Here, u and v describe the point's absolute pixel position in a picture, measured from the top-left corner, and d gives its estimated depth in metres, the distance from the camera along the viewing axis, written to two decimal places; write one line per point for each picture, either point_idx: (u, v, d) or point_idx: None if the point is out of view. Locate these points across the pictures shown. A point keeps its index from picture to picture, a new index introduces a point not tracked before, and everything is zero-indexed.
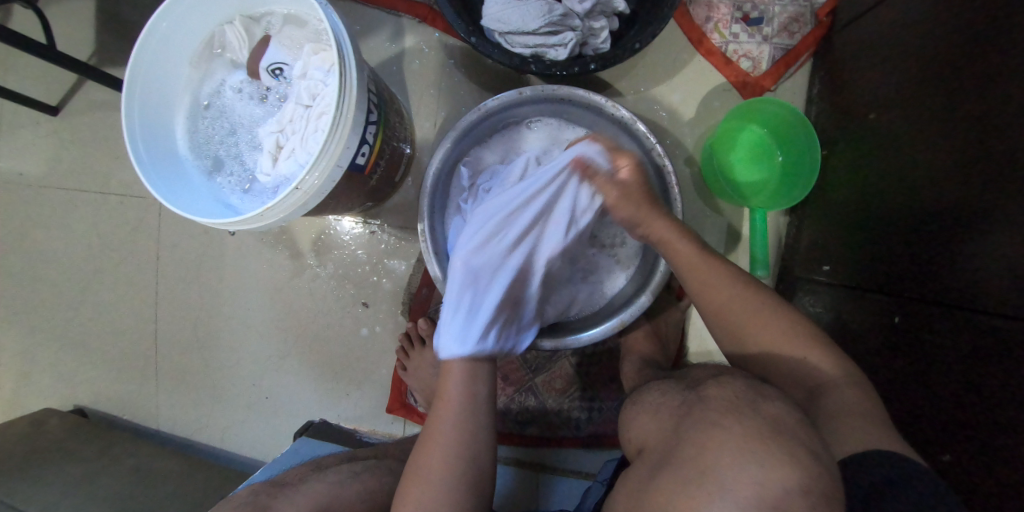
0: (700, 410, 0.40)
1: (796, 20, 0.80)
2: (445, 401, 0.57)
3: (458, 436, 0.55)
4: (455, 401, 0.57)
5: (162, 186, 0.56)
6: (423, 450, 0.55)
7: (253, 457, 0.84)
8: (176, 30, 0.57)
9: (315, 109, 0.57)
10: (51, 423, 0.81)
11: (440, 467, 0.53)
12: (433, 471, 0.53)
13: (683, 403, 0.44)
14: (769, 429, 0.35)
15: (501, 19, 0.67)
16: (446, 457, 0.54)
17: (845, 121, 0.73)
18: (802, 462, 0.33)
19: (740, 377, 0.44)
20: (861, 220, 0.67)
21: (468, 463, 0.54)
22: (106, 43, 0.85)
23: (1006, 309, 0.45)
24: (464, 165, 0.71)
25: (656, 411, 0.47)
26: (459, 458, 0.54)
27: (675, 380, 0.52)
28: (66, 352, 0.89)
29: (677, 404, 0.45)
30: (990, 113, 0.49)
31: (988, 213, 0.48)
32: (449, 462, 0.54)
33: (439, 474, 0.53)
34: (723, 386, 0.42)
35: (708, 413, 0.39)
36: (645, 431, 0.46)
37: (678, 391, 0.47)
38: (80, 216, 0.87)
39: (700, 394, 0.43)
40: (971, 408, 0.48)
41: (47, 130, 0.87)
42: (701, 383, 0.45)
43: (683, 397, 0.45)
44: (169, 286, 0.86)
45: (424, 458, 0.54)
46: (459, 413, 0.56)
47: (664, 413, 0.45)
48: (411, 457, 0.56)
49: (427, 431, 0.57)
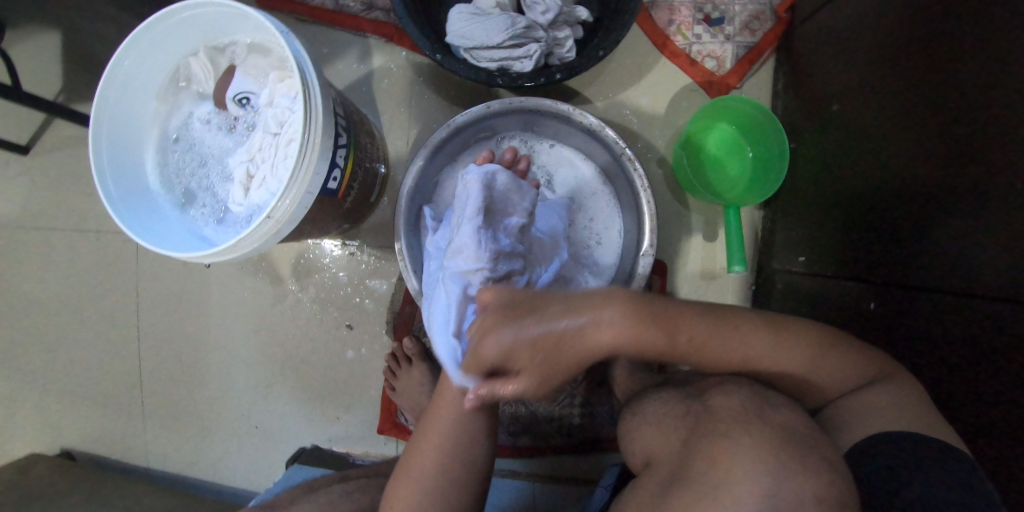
0: (707, 423, 0.41)
1: (757, 18, 0.81)
2: (444, 398, 0.55)
3: (453, 445, 0.54)
4: (455, 404, 0.55)
5: (132, 221, 0.56)
6: (416, 448, 0.55)
7: (246, 488, 0.83)
8: (140, 65, 0.58)
9: (283, 136, 0.57)
10: (36, 469, 0.79)
11: (433, 467, 0.53)
12: (425, 478, 0.53)
13: (686, 414, 0.44)
14: (784, 441, 0.36)
15: (465, 35, 0.68)
16: (437, 458, 0.53)
17: (812, 114, 0.74)
18: (814, 473, 0.34)
19: (739, 382, 0.45)
20: (832, 212, 0.68)
21: (461, 468, 0.54)
22: (75, 80, 0.85)
23: (982, 292, 0.46)
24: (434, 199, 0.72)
25: (659, 421, 0.47)
26: (452, 466, 0.53)
27: (675, 388, 0.52)
28: (48, 394, 0.87)
29: (680, 415, 0.45)
30: (949, 98, 0.50)
31: (954, 195, 0.49)
32: (443, 461, 0.53)
33: (433, 481, 0.52)
34: (728, 395, 0.43)
35: (714, 425, 0.40)
36: (650, 443, 0.46)
37: (681, 399, 0.48)
38: (57, 256, 0.86)
39: (705, 403, 0.44)
40: (958, 386, 0.49)
41: (18, 171, 0.86)
42: (705, 391, 0.46)
43: (687, 406, 0.45)
44: (152, 321, 0.86)
45: (416, 461, 0.54)
46: (455, 413, 0.54)
47: (669, 423, 0.45)
48: (405, 453, 0.56)
49: (423, 425, 0.56)
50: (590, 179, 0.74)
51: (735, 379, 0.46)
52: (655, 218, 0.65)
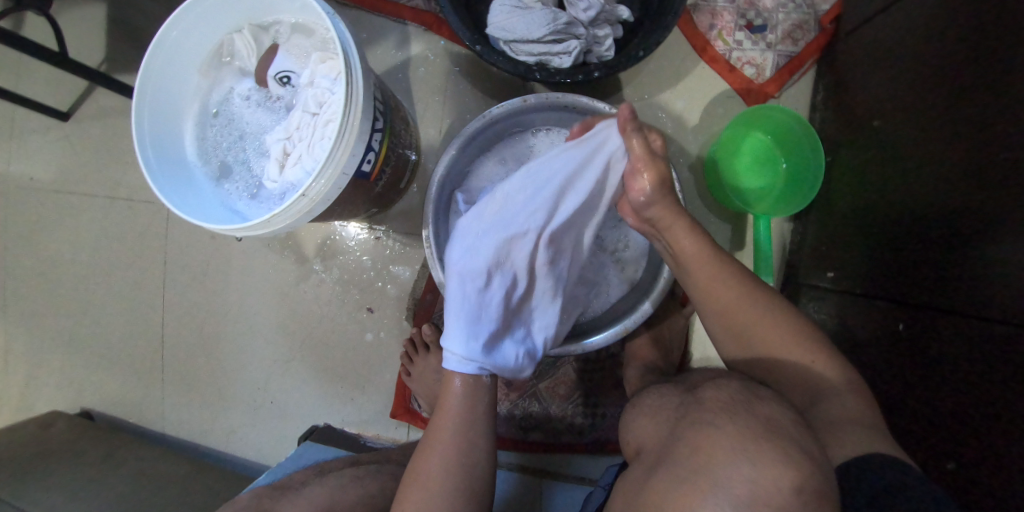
0: (695, 411, 0.40)
1: (800, 27, 0.80)
2: (443, 410, 0.55)
3: (458, 448, 0.54)
4: (457, 410, 0.55)
5: (170, 192, 0.57)
6: (421, 458, 0.55)
7: (258, 462, 0.84)
8: (185, 39, 0.58)
9: (321, 117, 0.57)
10: (57, 425, 0.82)
11: (438, 478, 0.53)
12: (433, 485, 0.52)
13: (678, 406, 0.44)
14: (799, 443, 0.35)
15: (506, 28, 0.68)
16: (444, 465, 0.53)
17: (848, 127, 0.73)
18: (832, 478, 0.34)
19: (731, 379, 0.44)
20: (863, 230, 0.67)
21: (467, 474, 0.54)
22: (118, 51, 0.87)
23: (1010, 318, 0.45)
24: (460, 191, 0.71)
25: (654, 414, 0.46)
26: (458, 472, 0.53)
27: (675, 384, 0.52)
28: (72, 355, 0.89)
29: (673, 407, 0.44)
30: (993, 120, 0.49)
31: (988, 218, 0.48)
32: (448, 470, 0.53)
33: (439, 488, 0.52)
34: (718, 388, 0.42)
35: (701, 414, 0.39)
36: (642, 433, 0.46)
37: (676, 395, 0.47)
38: (89, 221, 0.88)
39: (696, 397, 0.43)
40: (980, 417, 0.48)
41: (58, 136, 0.88)
42: (699, 387, 0.45)
43: (680, 400, 0.45)
44: (177, 291, 0.87)
45: (421, 470, 0.54)
46: (457, 422, 0.55)
47: (661, 415, 0.45)
48: (409, 463, 0.55)
49: (428, 433, 0.56)
50: None
51: (728, 377, 0.45)
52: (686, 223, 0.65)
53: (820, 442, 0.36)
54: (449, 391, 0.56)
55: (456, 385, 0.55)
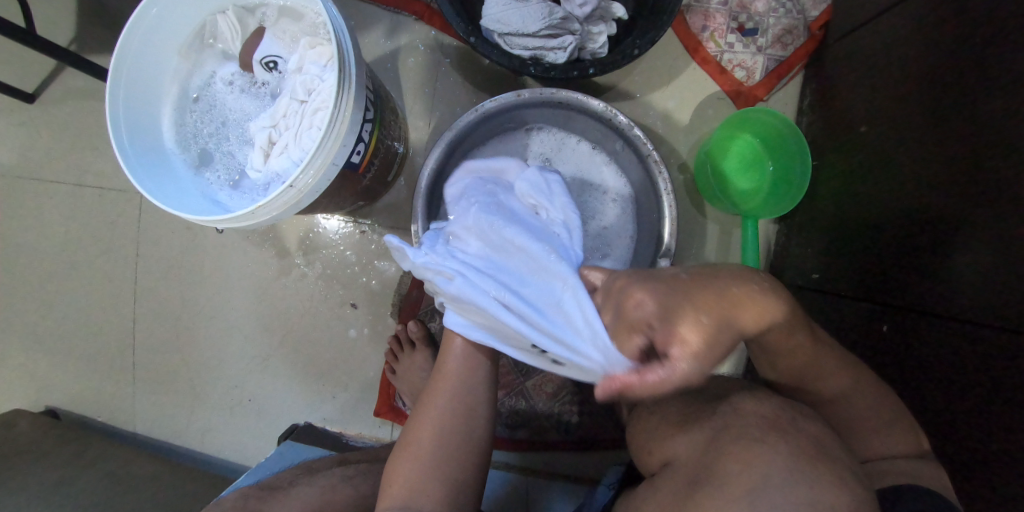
0: (738, 427, 0.39)
1: (789, 32, 0.81)
2: (443, 372, 0.56)
3: (454, 412, 0.54)
4: (455, 372, 0.55)
5: (145, 178, 0.54)
6: (414, 427, 0.54)
7: (235, 462, 0.82)
8: (166, 18, 0.56)
9: (310, 105, 0.55)
10: (20, 424, 0.77)
11: (433, 440, 0.52)
12: (429, 451, 0.51)
13: (713, 417, 0.43)
14: (807, 453, 0.36)
15: (502, 20, 0.67)
16: (438, 430, 0.53)
17: (835, 132, 0.74)
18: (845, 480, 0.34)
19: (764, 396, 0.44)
20: (847, 234, 0.68)
21: (462, 438, 0.53)
22: (89, 30, 0.82)
23: (994, 320, 0.46)
24: None
25: (683, 426, 0.45)
26: (451, 438, 0.52)
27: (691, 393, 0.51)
28: (33, 350, 0.85)
29: (706, 418, 0.44)
30: (980, 127, 0.50)
31: (969, 223, 0.50)
32: (446, 437, 0.52)
33: (436, 455, 0.51)
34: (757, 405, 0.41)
35: (745, 431, 0.38)
36: (671, 447, 0.45)
37: (704, 404, 0.46)
38: (55, 209, 0.84)
39: (735, 410, 0.42)
40: (968, 416, 0.49)
41: (22, 119, 0.83)
42: (732, 398, 0.45)
43: (714, 410, 0.44)
44: (150, 283, 0.83)
45: (416, 437, 0.53)
46: (456, 386, 0.55)
47: (693, 428, 0.44)
48: (402, 435, 0.54)
49: (421, 399, 0.56)
50: (611, 177, 0.74)
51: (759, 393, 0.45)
52: (675, 222, 0.65)
53: (825, 445, 0.37)
54: (449, 355, 0.57)
55: (455, 346, 0.56)
